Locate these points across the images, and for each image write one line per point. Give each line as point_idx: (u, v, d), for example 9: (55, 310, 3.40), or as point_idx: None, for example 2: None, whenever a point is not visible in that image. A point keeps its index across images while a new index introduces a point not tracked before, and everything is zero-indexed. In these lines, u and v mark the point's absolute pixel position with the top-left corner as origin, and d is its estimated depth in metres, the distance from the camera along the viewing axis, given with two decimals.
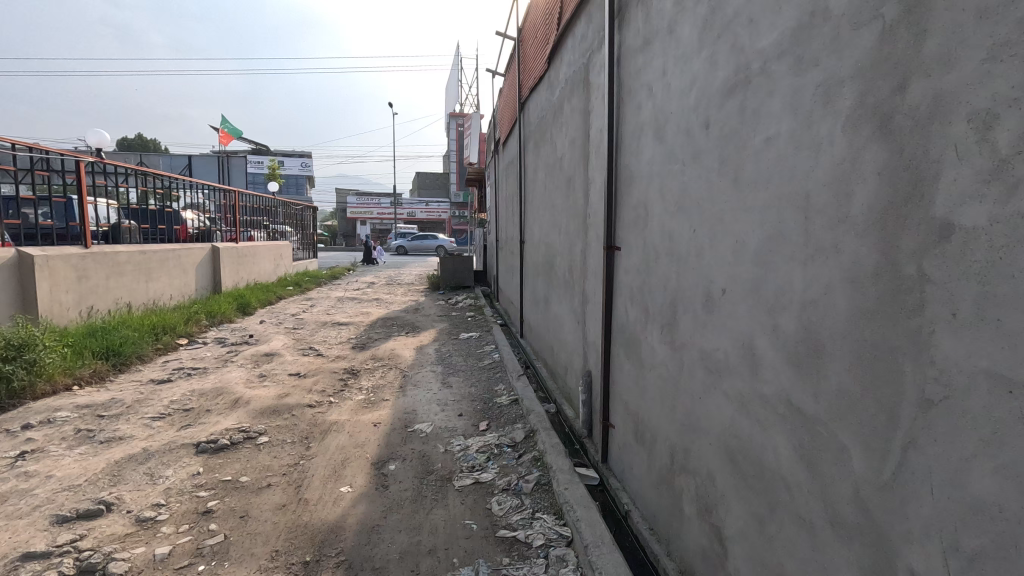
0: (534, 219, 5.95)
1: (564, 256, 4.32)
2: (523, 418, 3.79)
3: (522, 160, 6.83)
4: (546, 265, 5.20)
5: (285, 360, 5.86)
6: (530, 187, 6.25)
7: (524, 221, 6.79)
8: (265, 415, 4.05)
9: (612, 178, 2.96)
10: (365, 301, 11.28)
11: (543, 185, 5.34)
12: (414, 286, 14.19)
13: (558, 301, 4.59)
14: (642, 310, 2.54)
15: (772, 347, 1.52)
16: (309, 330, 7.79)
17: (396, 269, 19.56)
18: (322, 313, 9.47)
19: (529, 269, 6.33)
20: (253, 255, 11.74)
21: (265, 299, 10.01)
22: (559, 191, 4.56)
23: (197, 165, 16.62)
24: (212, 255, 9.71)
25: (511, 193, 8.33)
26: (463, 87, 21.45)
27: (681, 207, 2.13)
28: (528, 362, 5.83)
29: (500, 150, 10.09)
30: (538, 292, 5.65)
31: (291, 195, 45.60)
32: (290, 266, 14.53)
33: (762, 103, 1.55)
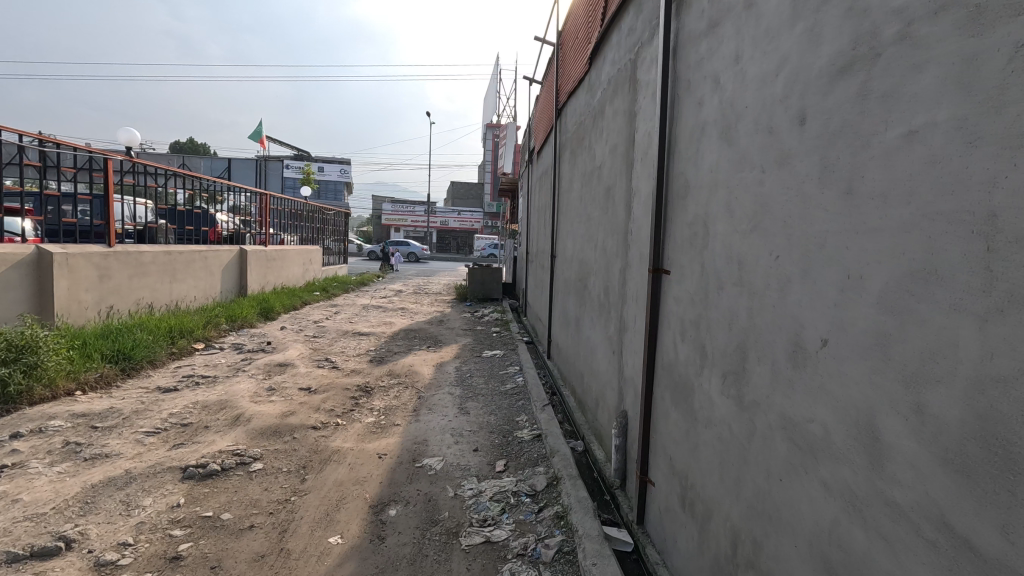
0: (567, 233, 5.50)
1: (600, 276, 3.86)
2: (546, 460, 3.32)
3: (557, 169, 6.41)
4: (579, 283, 4.75)
5: (298, 372, 5.56)
6: (565, 199, 5.82)
7: (556, 235, 6.36)
8: (264, 436, 3.72)
9: (661, 189, 2.51)
10: (390, 310, 11.02)
11: (579, 196, 4.91)
12: (441, 296, 13.89)
13: (590, 325, 4.13)
14: (697, 351, 2.07)
15: (909, 435, 1.04)
16: (329, 340, 7.53)
17: (425, 278, 19.40)
18: (345, 321, 9.22)
19: (560, 286, 5.88)
20: (282, 259, 11.69)
21: (290, 305, 9.88)
22: (596, 203, 4.12)
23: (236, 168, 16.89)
24: (240, 258, 9.64)
25: (544, 204, 7.93)
26: (500, 99, 21.33)
27: (756, 227, 1.67)
28: (554, 387, 5.37)
29: (534, 160, 9.74)
30: (569, 312, 5.19)
31: (329, 200, 46.49)
32: (320, 271, 14.49)
33: (901, 82, 1.09)
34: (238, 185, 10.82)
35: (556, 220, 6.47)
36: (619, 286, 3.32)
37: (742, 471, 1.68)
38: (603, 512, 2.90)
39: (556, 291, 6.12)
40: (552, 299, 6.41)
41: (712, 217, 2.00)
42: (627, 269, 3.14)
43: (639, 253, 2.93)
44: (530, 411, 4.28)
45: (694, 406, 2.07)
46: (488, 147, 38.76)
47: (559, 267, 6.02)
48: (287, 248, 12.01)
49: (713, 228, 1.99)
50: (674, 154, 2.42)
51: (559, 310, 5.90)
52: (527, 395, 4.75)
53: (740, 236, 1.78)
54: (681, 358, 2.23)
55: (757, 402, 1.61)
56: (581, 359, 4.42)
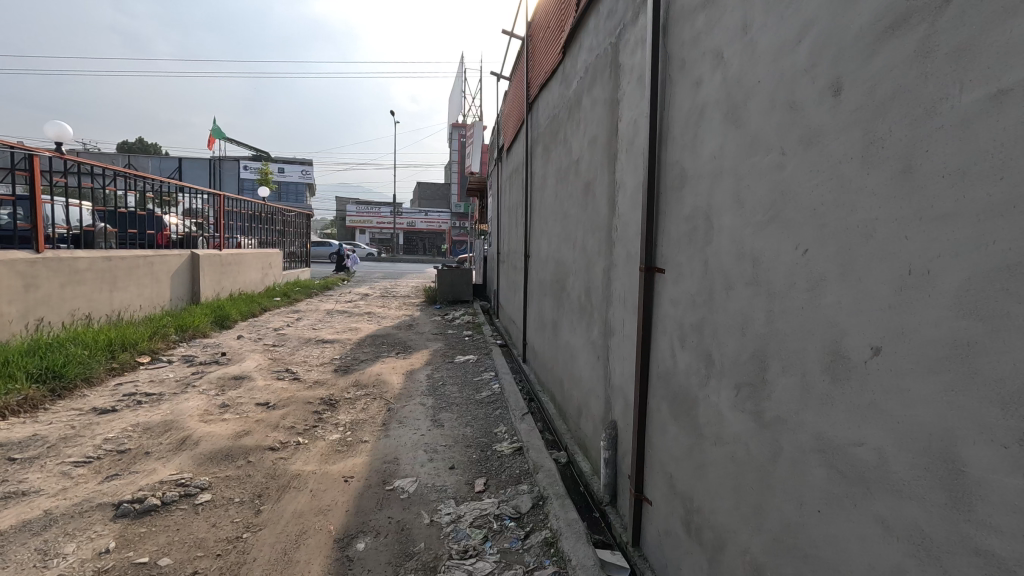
0: (542, 232, 5.27)
1: (580, 276, 3.64)
2: (529, 476, 3.07)
3: (529, 166, 6.18)
4: (557, 284, 4.52)
5: (254, 386, 5.13)
6: (538, 197, 5.59)
7: (529, 234, 6.13)
8: (214, 461, 3.34)
9: (652, 180, 2.30)
10: (356, 315, 10.56)
11: (554, 193, 4.68)
12: (409, 299, 13.47)
13: (571, 329, 3.90)
14: (702, 359, 1.86)
15: (1008, 469, 0.84)
16: (290, 349, 7.07)
17: (392, 280, 18.86)
18: (307, 328, 8.74)
19: (535, 287, 5.65)
20: (238, 264, 11.05)
21: (247, 312, 9.32)
22: (574, 199, 3.90)
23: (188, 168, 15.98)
24: (191, 262, 9.01)
25: (515, 203, 7.69)
26: (466, 98, 21.01)
27: (775, 218, 1.47)
28: (531, 394, 5.14)
29: (503, 158, 9.49)
30: (546, 314, 4.96)
31: (290, 202, 44.98)
32: (280, 276, 13.83)
33: (981, 34, 0.89)
34: (189, 186, 10.15)
35: (529, 219, 6.24)
36: (603, 287, 3.10)
37: (763, 497, 1.48)
38: (594, 533, 2.67)
39: (531, 293, 5.89)
40: (527, 301, 6.17)
41: (717, 208, 1.79)
42: (613, 268, 2.93)
43: (626, 251, 2.72)
44: (509, 422, 4.02)
45: (700, 420, 1.86)
46: (454, 146, 38.26)
47: (533, 267, 5.79)
48: (244, 251, 11.37)
49: (718, 221, 1.78)
50: (667, 140, 2.21)
51: (534, 312, 5.67)
52: (504, 403, 4.49)
53: (754, 228, 1.57)
54: (682, 366, 2.02)
55: (781, 419, 1.40)
56: (562, 364, 4.19)
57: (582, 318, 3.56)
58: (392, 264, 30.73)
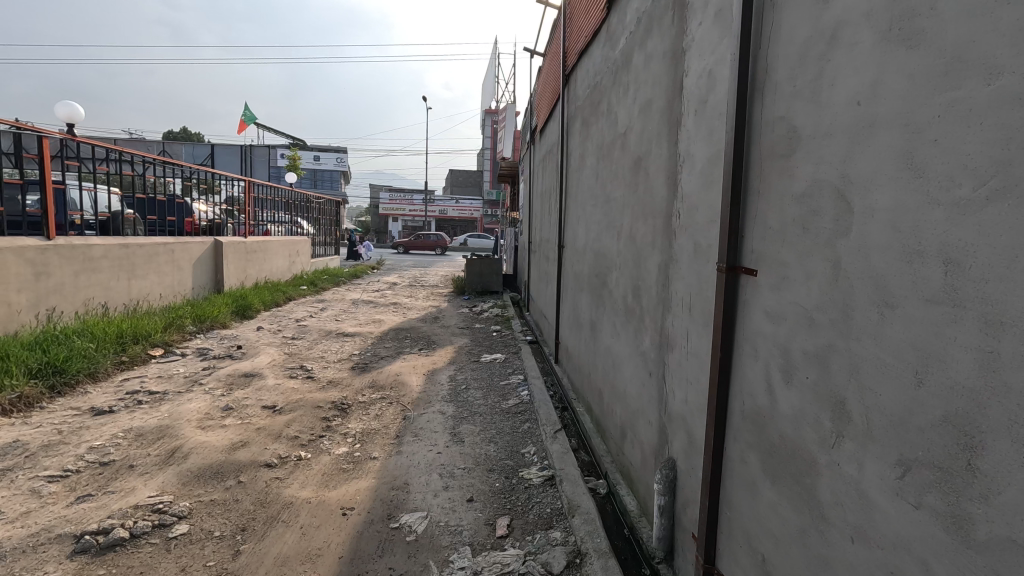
0: (579, 219, 4.66)
1: (627, 273, 3.04)
2: (563, 519, 2.52)
3: (566, 146, 5.54)
4: (596, 280, 3.92)
5: (265, 386, 4.76)
6: (575, 180, 4.98)
7: (565, 222, 5.52)
8: (202, 481, 2.92)
9: (740, 147, 1.68)
10: (381, 306, 10.20)
11: (594, 174, 4.06)
12: (437, 289, 13.07)
13: (614, 335, 3.31)
14: (828, 408, 1.25)
15: None
16: (309, 343, 6.72)
17: (422, 269, 18.56)
18: (330, 319, 8.40)
19: (569, 281, 5.06)
20: (265, 252, 10.85)
21: (271, 302, 9.07)
22: (621, 180, 3.28)
23: (220, 154, 15.94)
24: (215, 250, 8.79)
25: (548, 188, 7.07)
26: (498, 84, 20.39)
27: (1005, 192, 0.85)
28: (564, 402, 4.59)
29: (537, 140, 8.87)
30: (582, 314, 4.38)
31: (325, 190, 45.41)
32: (309, 264, 13.65)
33: None
34: (216, 171, 9.93)
35: (563, 205, 5.62)
36: (658, 287, 2.50)
37: None
38: None
39: (565, 288, 5.29)
40: (561, 297, 5.59)
41: (861, 180, 1.17)
42: (674, 265, 2.32)
43: (693, 244, 2.11)
44: (539, 440, 3.49)
45: (819, 498, 1.27)
46: (487, 133, 37.64)
47: (568, 259, 5.19)
48: (271, 239, 11.15)
49: (863, 201, 1.17)
50: (764, 90, 1.58)
51: (569, 309, 5.08)
52: (535, 415, 3.95)
53: (947, 210, 0.96)
54: (785, 412, 1.42)
55: (1014, 543, 0.82)
56: (602, 374, 3.61)
57: (629, 322, 2.96)
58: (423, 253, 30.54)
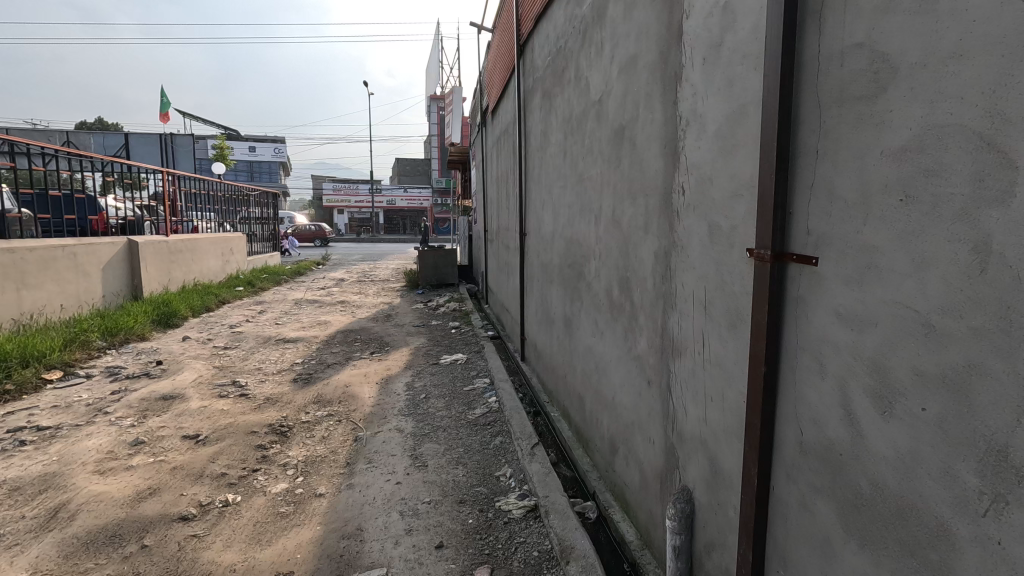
0: (544, 203, 4.21)
1: (612, 264, 2.61)
2: (556, 564, 2.10)
3: (524, 125, 5.06)
4: (569, 272, 3.48)
5: (186, 410, 4.04)
6: (537, 161, 4.50)
7: (527, 207, 5.04)
8: (91, 551, 2.28)
9: (789, 94, 1.26)
10: (328, 305, 9.42)
11: (562, 152, 3.60)
12: (389, 283, 12.34)
13: (597, 334, 2.89)
14: (969, 457, 0.86)
15: None
16: (244, 352, 5.96)
17: (371, 262, 17.66)
18: (269, 324, 7.59)
19: (536, 273, 4.61)
20: (192, 251, 9.78)
21: (200, 307, 8.13)
22: (597, 156, 2.84)
23: (136, 144, 14.34)
24: (130, 252, 7.75)
25: (505, 171, 6.58)
26: (443, 67, 19.55)
27: None
28: (537, 406, 4.17)
29: (489, 121, 8.32)
30: (553, 309, 3.94)
31: (262, 183, 42.80)
32: (246, 262, 12.55)
33: None
34: (128, 162, 8.77)
35: (524, 190, 5.15)
36: (657, 280, 2.08)
37: None
38: None
39: (531, 281, 4.84)
40: (526, 290, 5.13)
41: None
42: (680, 252, 1.90)
43: (708, 225, 1.69)
44: (515, 459, 3.04)
45: None
46: (434, 120, 36.50)
47: (532, 248, 4.75)
48: (199, 237, 10.06)
49: None
50: (826, 11, 1.16)
51: (536, 303, 4.64)
52: (507, 427, 3.50)
53: None
54: (882, 453, 1.03)
55: None
56: (582, 378, 3.20)
57: (617, 320, 2.54)
58: (372, 246, 29.32)
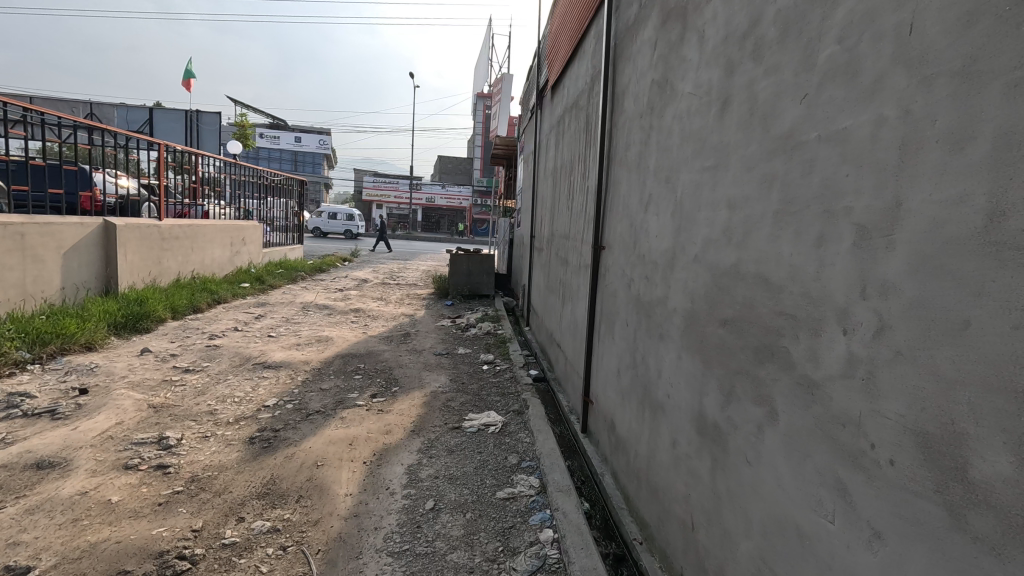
0: (656, 201, 2.50)
1: (978, 376, 0.89)
2: None
3: (616, 86, 3.36)
4: (724, 341, 1.77)
5: (48, 501, 2.50)
6: (642, 134, 2.80)
7: (611, 210, 3.33)
8: None
9: None
10: (339, 314, 7.91)
11: (718, 103, 1.90)
12: (415, 289, 10.83)
13: (842, 521, 1.18)
14: None
15: None
16: (205, 380, 4.45)
17: (401, 262, 16.27)
18: (259, 337, 6.13)
19: (624, 313, 2.91)
20: (193, 239, 8.50)
21: (183, 308, 6.76)
22: (880, 78, 1.14)
23: (159, 119, 13.26)
24: (104, 235, 6.46)
25: (570, 158, 4.89)
26: (492, 64, 18.25)
27: None
28: (623, 546, 2.46)
29: (549, 99, 6.64)
30: (668, 389, 2.22)
31: (304, 173, 42.42)
32: (261, 255, 11.31)
33: None
34: (140, 137, 7.73)
35: (607, 184, 3.46)
36: None
37: None
38: None
39: (612, 324, 3.13)
40: (599, 334, 3.43)
41: None
42: None
43: None
44: None
45: None
46: (480, 119, 35.30)
47: (620, 270, 3.04)
48: (202, 223, 8.78)
49: None
50: None
51: (619, 361, 2.94)
52: None
53: None
54: None
55: None
56: None
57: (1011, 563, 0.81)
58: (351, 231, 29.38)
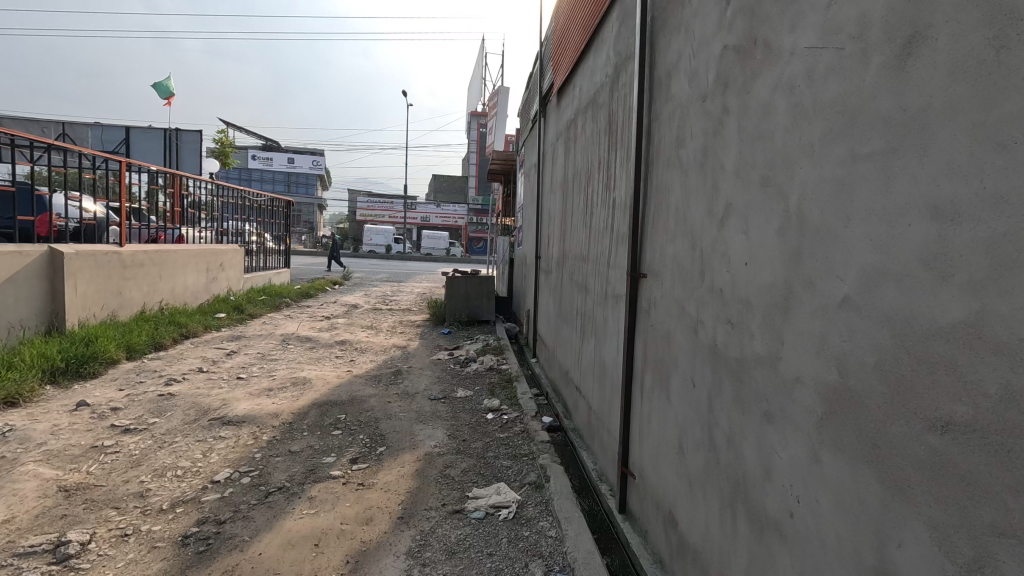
0: (747, 214, 1.73)
1: None
2: None
3: (658, 69, 2.62)
4: (949, 458, 0.98)
5: None
6: (709, 124, 2.04)
7: (656, 228, 2.56)
8: None
9: None
10: (323, 348, 7.06)
11: (891, 45, 1.14)
12: (409, 315, 10.02)
13: None
14: None
15: None
16: (146, 446, 3.60)
17: (395, 285, 15.48)
18: (226, 381, 5.28)
19: (687, 370, 2.13)
20: (162, 267, 7.70)
21: (141, 346, 5.92)
22: None
23: (135, 139, 12.50)
24: (49, 265, 5.64)
25: (588, 167, 4.15)
26: (486, 79, 17.75)
27: None
28: None
29: (556, 103, 5.94)
30: (794, 507, 1.42)
31: (297, 194, 41.79)
32: (242, 281, 10.50)
33: None
34: (102, 154, 6.98)
35: (648, 195, 2.70)
36: None
37: None
38: None
39: (666, 380, 2.34)
40: (643, 389, 2.64)
41: None
42: None
43: None
44: None
45: None
46: (475, 138, 34.97)
47: (678, 308, 2.26)
48: (173, 248, 7.98)
49: None
50: None
51: (682, 434, 2.14)
52: None
53: None
54: None
55: None
56: None
57: None
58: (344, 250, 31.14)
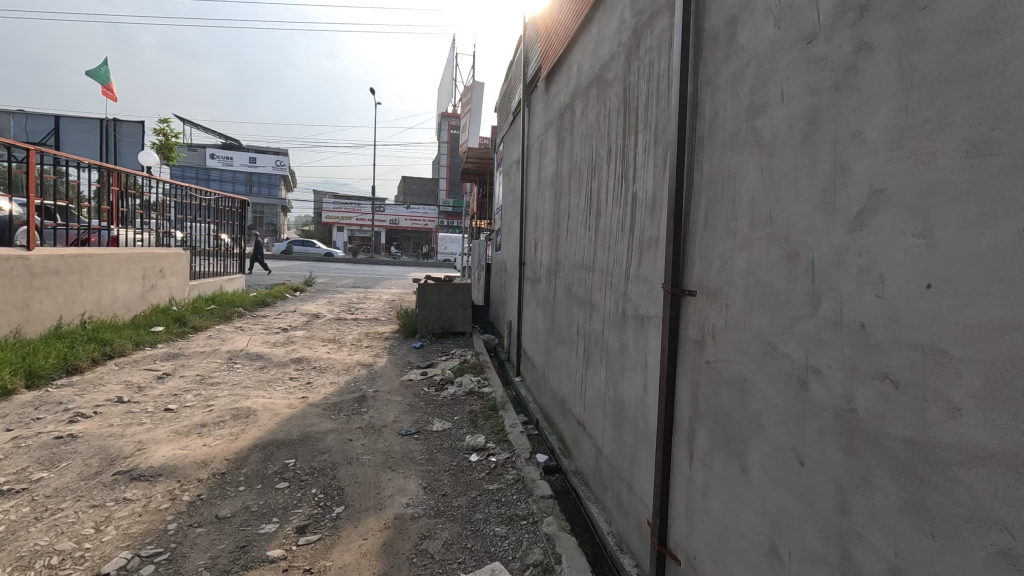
0: (927, 209, 1.07)
1: None
2: None
3: (713, 17, 1.95)
4: None
5: None
6: (825, 75, 1.37)
7: (715, 229, 1.89)
8: None
9: None
10: (276, 367, 6.15)
11: None
12: (376, 326, 9.14)
13: None
14: None
15: None
16: (17, 519, 2.71)
17: (362, 291, 14.51)
18: (148, 415, 4.35)
19: (787, 437, 1.45)
20: (84, 274, 6.63)
21: (46, 371, 4.91)
22: None
23: (66, 130, 11.17)
24: None
25: (592, 159, 3.47)
26: (457, 77, 17.03)
27: None
28: None
29: (544, 89, 5.24)
30: None
31: (258, 195, 39.93)
32: (187, 289, 9.40)
33: None
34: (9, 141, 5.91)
35: (698, 187, 2.02)
36: None
37: None
38: None
39: (741, 442, 1.66)
40: (693, 446, 1.96)
41: None
42: None
43: None
44: None
45: None
46: (445, 139, 34.12)
47: (762, 346, 1.58)
48: (100, 252, 6.91)
49: None
50: None
51: (779, 531, 1.47)
52: None
53: None
54: None
55: None
56: None
57: None
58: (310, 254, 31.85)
